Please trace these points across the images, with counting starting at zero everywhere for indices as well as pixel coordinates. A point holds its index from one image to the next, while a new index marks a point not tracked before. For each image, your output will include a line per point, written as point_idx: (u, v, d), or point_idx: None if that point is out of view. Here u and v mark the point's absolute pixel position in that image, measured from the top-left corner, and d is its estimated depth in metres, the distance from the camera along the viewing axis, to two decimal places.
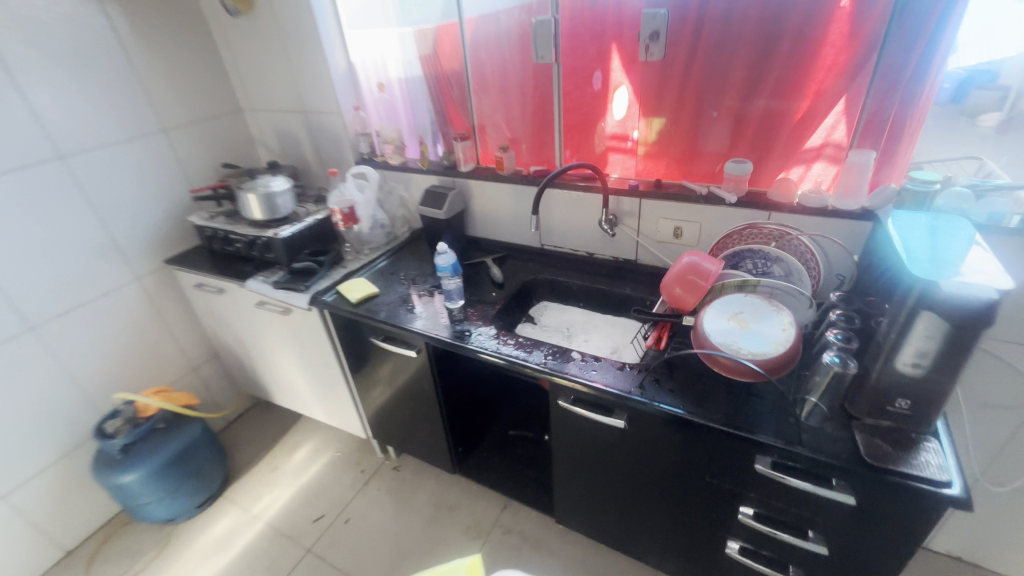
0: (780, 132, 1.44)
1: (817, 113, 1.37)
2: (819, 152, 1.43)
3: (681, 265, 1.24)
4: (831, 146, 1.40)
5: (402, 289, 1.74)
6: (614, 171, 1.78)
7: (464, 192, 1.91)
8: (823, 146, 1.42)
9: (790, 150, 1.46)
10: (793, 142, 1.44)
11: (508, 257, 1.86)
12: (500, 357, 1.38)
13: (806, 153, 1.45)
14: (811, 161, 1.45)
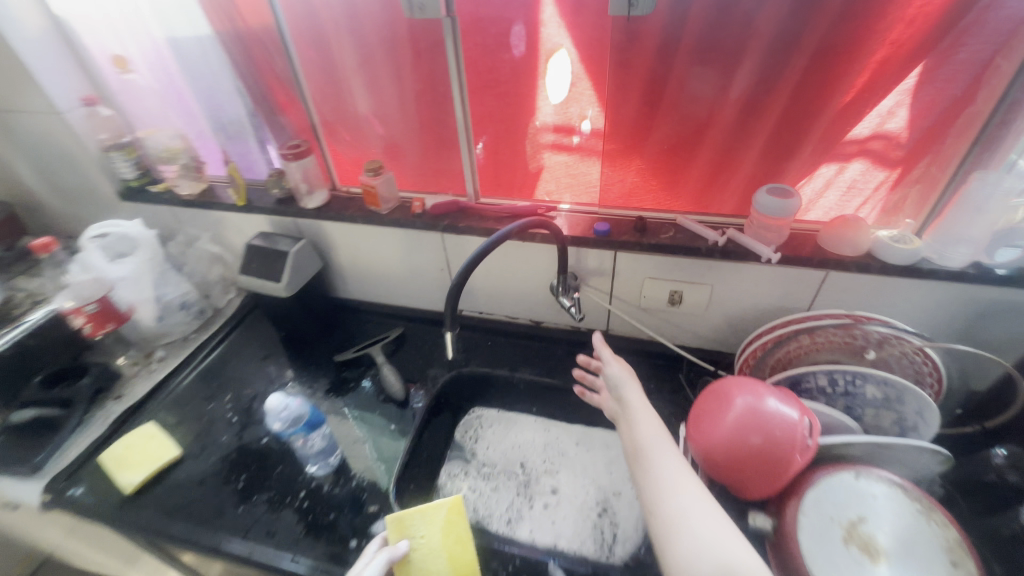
0: (809, 125, 0.85)
1: (870, 94, 0.79)
2: (861, 150, 0.85)
3: (733, 404, 0.71)
4: (881, 142, 0.83)
5: (233, 442, 1.00)
6: (545, 190, 1.10)
7: (320, 238, 1.15)
8: (869, 142, 0.84)
9: (818, 151, 0.87)
10: (825, 140, 0.86)
11: (408, 339, 1.19)
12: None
13: (840, 151, 0.87)
14: (846, 159, 0.87)
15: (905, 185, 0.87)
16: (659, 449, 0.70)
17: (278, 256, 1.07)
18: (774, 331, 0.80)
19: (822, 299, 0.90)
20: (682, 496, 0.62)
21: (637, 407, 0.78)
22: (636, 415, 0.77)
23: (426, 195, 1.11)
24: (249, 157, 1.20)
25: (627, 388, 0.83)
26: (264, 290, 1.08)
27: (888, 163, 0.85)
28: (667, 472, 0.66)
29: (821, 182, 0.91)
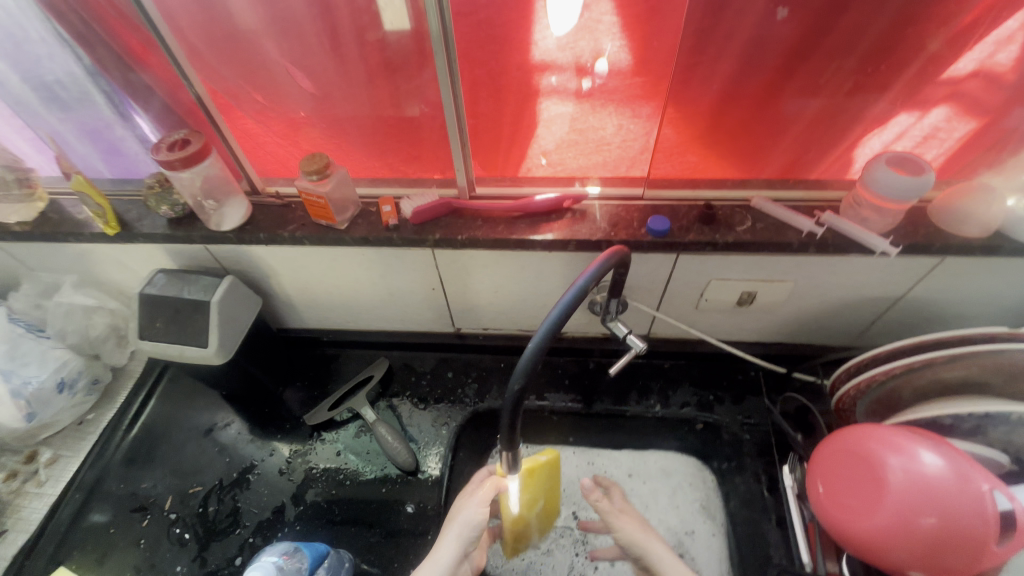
0: (906, 61, 0.59)
1: (1001, 10, 0.55)
2: (952, 94, 0.62)
3: (886, 472, 0.55)
4: (982, 82, 0.61)
5: (193, 573, 0.73)
6: (538, 150, 0.74)
7: (246, 266, 0.81)
8: (966, 82, 0.61)
9: (901, 97, 0.63)
10: (915, 79, 0.61)
11: (395, 377, 0.93)
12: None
13: (923, 97, 0.63)
14: (928, 106, 0.64)
15: (988, 137, 0.66)
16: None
17: (196, 309, 0.73)
18: (897, 365, 0.67)
19: (923, 285, 0.73)
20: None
21: (642, 538, 0.68)
22: (654, 557, 0.65)
23: (394, 189, 0.78)
24: (114, 142, 0.78)
25: (622, 516, 0.70)
26: (186, 359, 0.75)
27: (979, 110, 0.64)
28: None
29: (891, 133, 0.67)
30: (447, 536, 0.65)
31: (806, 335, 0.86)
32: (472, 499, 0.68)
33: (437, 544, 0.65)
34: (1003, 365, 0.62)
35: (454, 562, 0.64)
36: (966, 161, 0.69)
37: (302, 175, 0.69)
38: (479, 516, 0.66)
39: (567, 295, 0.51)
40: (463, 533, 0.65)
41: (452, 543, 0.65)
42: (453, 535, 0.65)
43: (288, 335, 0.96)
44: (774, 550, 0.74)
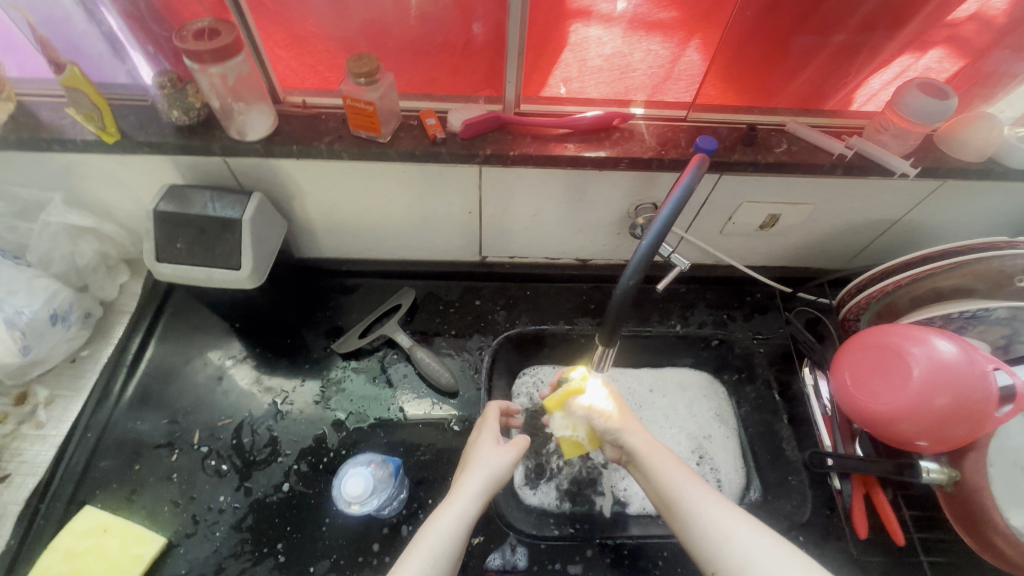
0: (920, 3, 0.65)
1: None
2: (948, 36, 0.69)
3: (910, 361, 0.64)
4: (975, 25, 0.67)
5: (238, 502, 0.71)
6: (560, 78, 0.74)
7: (269, 185, 0.75)
8: (963, 25, 0.67)
9: (913, 36, 0.69)
10: (926, 21, 0.67)
11: (421, 307, 0.92)
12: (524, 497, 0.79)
13: (925, 40, 0.69)
14: (927, 47, 0.70)
15: (973, 75, 0.74)
16: (690, 495, 0.56)
17: (225, 228, 0.67)
18: (904, 275, 0.76)
19: (920, 209, 0.82)
20: (746, 540, 0.51)
21: (647, 443, 0.64)
22: (651, 458, 0.62)
23: (433, 104, 0.74)
24: (75, 38, 0.66)
25: (632, 426, 0.66)
26: (216, 284, 0.70)
27: (967, 52, 0.71)
28: (723, 524, 0.53)
29: (891, 73, 0.74)
30: (469, 473, 0.61)
31: (809, 260, 0.94)
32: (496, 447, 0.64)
33: (460, 482, 0.60)
34: (993, 269, 0.71)
35: (478, 504, 0.58)
36: (963, 94, 0.76)
37: (348, 76, 0.63)
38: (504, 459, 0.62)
39: (666, 207, 0.51)
40: (488, 480, 0.60)
41: (472, 490, 0.59)
42: (477, 480, 0.60)
43: (302, 264, 0.91)
44: (787, 444, 0.81)
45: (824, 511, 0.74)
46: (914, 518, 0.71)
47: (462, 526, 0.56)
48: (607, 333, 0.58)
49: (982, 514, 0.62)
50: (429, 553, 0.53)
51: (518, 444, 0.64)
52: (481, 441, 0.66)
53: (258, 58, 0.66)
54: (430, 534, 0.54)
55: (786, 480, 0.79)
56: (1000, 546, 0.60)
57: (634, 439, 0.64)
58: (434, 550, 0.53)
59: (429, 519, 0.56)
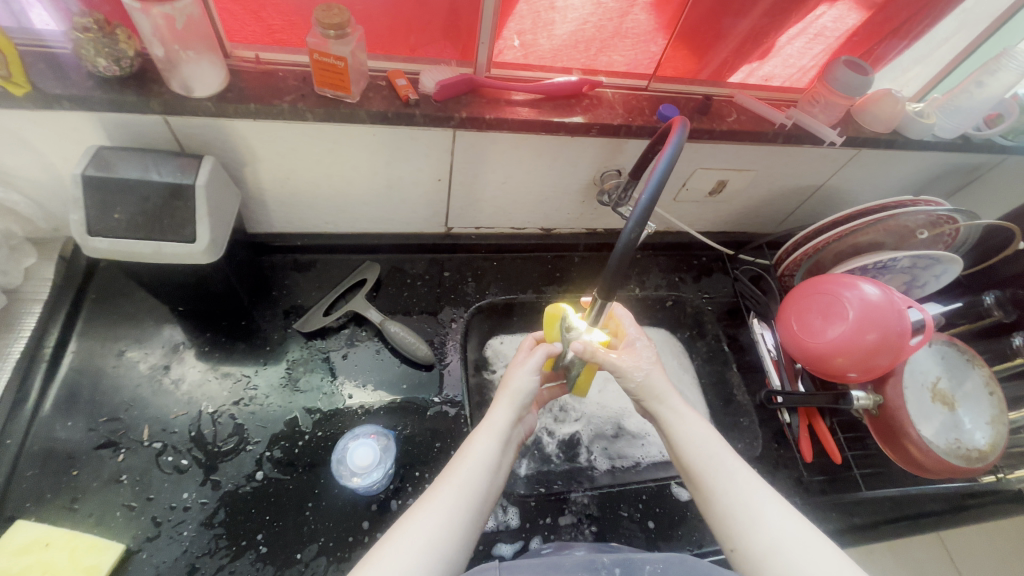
0: None
1: None
2: None
3: (846, 303, 0.74)
4: None
5: (205, 497, 0.65)
6: (514, 30, 0.72)
7: (218, 149, 0.68)
8: None
9: (833, 13, 0.76)
10: None
11: (387, 281, 0.89)
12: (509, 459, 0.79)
13: None
14: None
15: (880, 40, 0.82)
16: (721, 467, 0.57)
17: (174, 195, 0.60)
18: (833, 233, 0.85)
19: (838, 175, 0.94)
20: (775, 526, 0.52)
21: (674, 394, 0.63)
22: (672, 418, 0.62)
23: (398, 64, 0.71)
24: None
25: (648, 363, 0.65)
26: (165, 259, 0.62)
27: (868, 6, 0.76)
28: (754, 506, 0.53)
29: (806, 26, 0.78)
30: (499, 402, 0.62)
31: (747, 224, 1.04)
32: (523, 369, 0.64)
33: (490, 411, 0.61)
34: (901, 225, 0.83)
35: (509, 425, 0.60)
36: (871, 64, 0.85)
37: (315, 28, 0.59)
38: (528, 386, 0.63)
39: (656, 170, 0.53)
40: (513, 398, 0.62)
41: (505, 411, 0.61)
42: (507, 403, 0.61)
43: (253, 241, 0.83)
44: (738, 390, 0.89)
45: (773, 445, 0.84)
46: (846, 439, 0.82)
47: (495, 450, 0.57)
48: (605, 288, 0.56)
49: (901, 428, 0.73)
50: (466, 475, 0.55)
51: (543, 356, 0.65)
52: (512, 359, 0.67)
53: (204, 3, 0.60)
54: (467, 457, 0.56)
55: (738, 420, 0.88)
56: (914, 454, 0.71)
57: (654, 388, 0.63)
58: (469, 475, 0.55)
59: (466, 445, 0.57)
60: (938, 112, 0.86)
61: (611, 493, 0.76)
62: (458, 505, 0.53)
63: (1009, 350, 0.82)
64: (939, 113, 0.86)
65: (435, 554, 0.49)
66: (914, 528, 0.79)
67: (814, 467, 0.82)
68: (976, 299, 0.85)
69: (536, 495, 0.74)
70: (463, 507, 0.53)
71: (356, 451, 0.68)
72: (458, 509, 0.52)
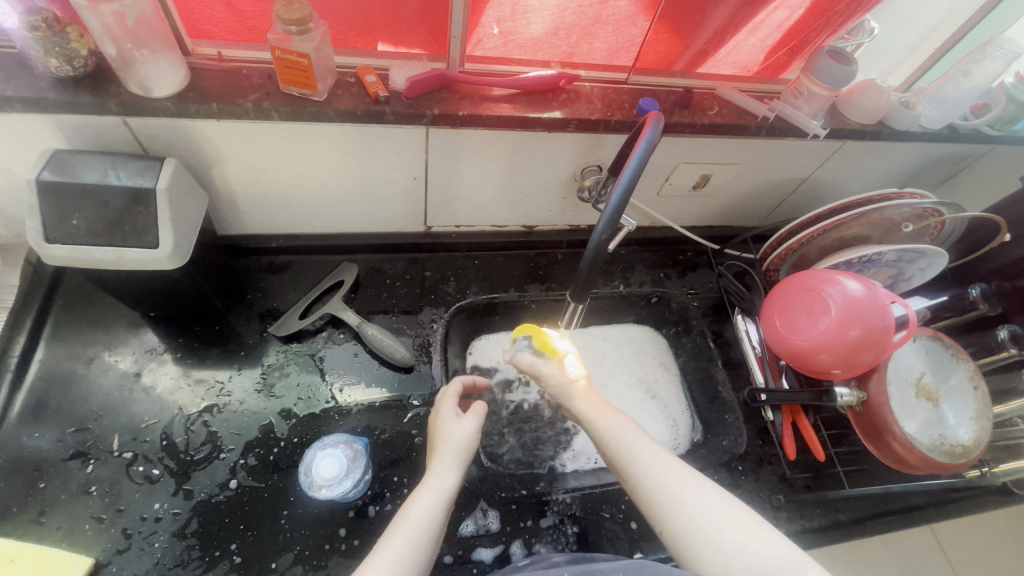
0: None
1: None
2: None
3: (828, 299, 0.73)
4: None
5: (177, 507, 0.63)
6: (493, 18, 0.70)
7: (183, 150, 0.66)
8: None
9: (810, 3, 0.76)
10: None
11: (365, 282, 0.87)
12: (492, 462, 0.78)
13: None
14: None
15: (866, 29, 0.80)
16: (640, 454, 0.58)
17: (135, 199, 0.58)
18: (818, 227, 0.83)
19: (824, 168, 0.93)
20: (693, 501, 0.53)
21: (594, 398, 0.65)
22: (601, 419, 0.63)
23: (370, 59, 0.69)
24: None
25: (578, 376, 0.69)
26: (128, 266, 0.60)
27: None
28: (672, 484, 0.55)
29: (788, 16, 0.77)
30: (438, 458, 0.58)
31: (732, 218, 1.02)
32: (459, 424, 0.62)
33: (428, 470, 0.57)
34: (886, 218, 0.81)
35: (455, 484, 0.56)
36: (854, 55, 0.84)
37: (277, 23, 0.57)
38: (467, 435, 0.61)
39: (629, 165, 0.51)
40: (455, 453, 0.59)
41: (447, 469, 0.57)
42: (446, 461, 0.58)
43: (225, 243, 0.81)
44: (722, 387, 0.88)
45: (757, 442, 0.83)
46: (831, 436, 0.82)
47: (442, 509, 0.54)
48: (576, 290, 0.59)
49: (884, 425, 0.72)
50: (409, 535, 0.50)
51: (477, 410, 0.64)
52: (440, 415, 0.64)
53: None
54: (411, 510, 0.53)
55: (723, 418, 0.87)
56: (897, 451, 0.71)
57: (586, 407, 0.64)
58: (413, 533, 0.50)
59: (408, 501, 0.54)
60: (925, 102, 0.84)
61: (593, 494, 0.75)
62: (400, 568, 0.48)
63: (994, 344, 0.81)
64: (925, 103, 0.85)
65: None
66: (898, 525, 0.79)
67: (798, 464, 0.81)
68: (962, 293, 0.85)
69: (517, 498, 0.73)
70: (408, 569, 0.48)
71: (326, 454, 0.67)
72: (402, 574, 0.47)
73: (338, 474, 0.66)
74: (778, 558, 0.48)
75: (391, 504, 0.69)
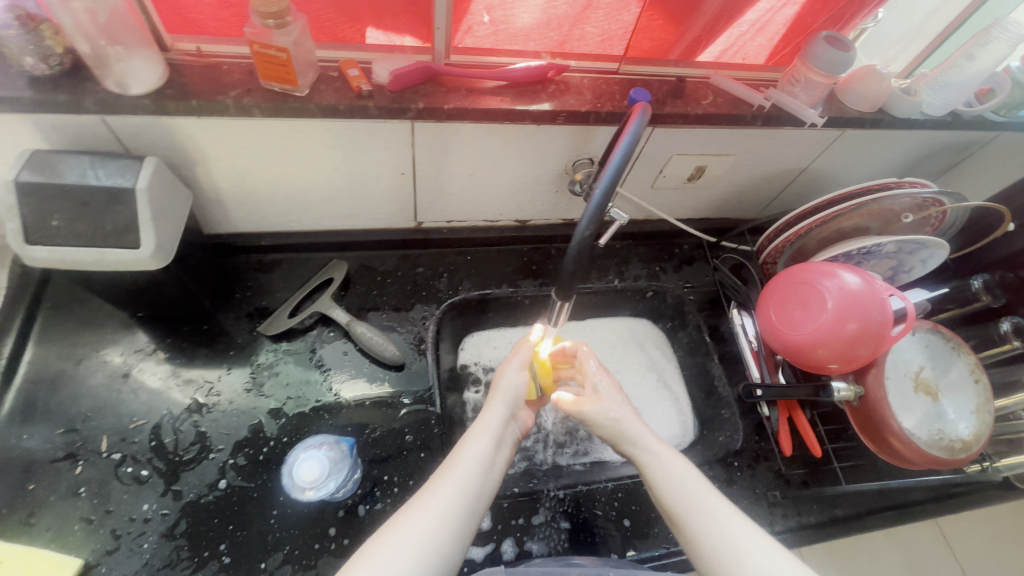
0: None
1: None
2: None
3: (824, 293, 0.71)
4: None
5: (166, 508, 0.63)
6: (483, 6, 0.68)
7: (164, 148, 0.65)
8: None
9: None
10: None
11: (355, 279, 0.86)
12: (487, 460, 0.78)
13: None
14: None
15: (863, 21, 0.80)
16: (702, 509, 0.57)
17: (114, 200, 0.57)
18: (815, 219, 0.81)
19: (823, 158, 0.90)
20: (758, 563, 0.52)
21: (652, 437, 0.64)
22: (656, 461, 0.62)
23: (353, 53, 0.67)
24: None
25: (621, 409, 0.67)
26: (110, 267, 0.59)
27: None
28: (733, 548, 0.53)
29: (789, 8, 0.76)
30: (494, 404, 0.67)
31: (728, 210, 1.01)
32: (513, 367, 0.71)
33: (484, 410, 0.66)
34: (885, 209, 0.79)
35: (502, 422, 0.65)
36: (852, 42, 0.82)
37: (253, 17, 0.56)
38: (520, 383, 0.70)
39: (612, 159, 0.49)
40: (507, 400, 0.67)
41: (499, 408, 0.66)
42: (500, 401, 0.67)
43: (213, 241, 0.81)
44: (718, 381, 0.87)
45: (754, 438, 0.82)
46: (828, 431, 0.81)
47: (491, 446, 0.62)
48: (563, 287, 0.56)
49: (882, 420, 0.70)
50: (456, 490, 0.56)
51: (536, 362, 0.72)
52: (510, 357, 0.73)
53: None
54: (462, 457, 0.60)
55: (720, 413, 0.86)
56: (895, 446, 0.69)
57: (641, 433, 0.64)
58: (465, 468, 0.58)
59: (463, 440, 0.62)
60: (926, 89, 0.82)
61: (587, 492, 0.74)
62: (452, 504, 0.55)
63: (997, 335, 0.80)
64: (927, 89, 0.82)
65: (435, 541, 0.52)
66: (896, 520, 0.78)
67: (795, 459, 0.80)
68: (964, 284, 0.83)
69: (511, 497, 0.72)
70: (461, 503, 0.55)
71: (308, 457, 0.66)
72: (453, 503, 0.55)
73: (320, 476, 0.65)
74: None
75: (382, 504, 0.68)
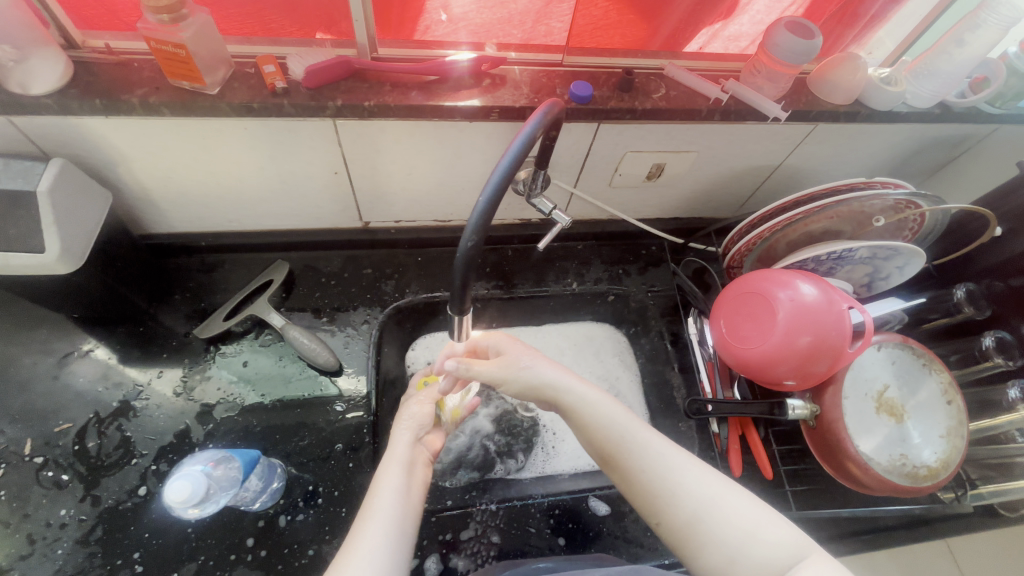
0: None
1: None
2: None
3: (777, 304, 0.66)
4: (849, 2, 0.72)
5: (84, 513, 0.63)
6: (438, 3, 0.66)
7: (81, 149, 0.63)
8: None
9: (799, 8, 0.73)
10: None
11: (299, 281, 0.84)
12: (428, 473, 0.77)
13: None
14: None
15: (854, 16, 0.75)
16: (637, 444, 0.53)
17: (15, 202, 0.56)
18: (780, 220, 0.74)
19: (796, 154, 0.84)
20: (694, 490, 0.50)
21: (572, 377, 0.58)
22: (576, 407, 0.56)
23: (276, 49, 0.65)
24: None
25: (530, 358, 0.61)
26: (18, 271, 0.58)
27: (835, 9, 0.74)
28: (669, 472, 0.51)
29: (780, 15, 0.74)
30: (398, 431, 0.63)
31: (698, 210, 0.95)
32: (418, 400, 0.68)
33: (389, 443, 0.62)
34: (856, 211, 0.73)
35: (410, 446, 0.61)
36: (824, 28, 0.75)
37: (147, 13, 0.54)
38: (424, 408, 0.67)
39: (510, 149, 0.46)
40: (414, 430, 0.64)
41: (404, 436, 0.62)
42: (405, 431, 0.63)
43: (152, 241, 0.80)
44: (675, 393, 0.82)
45: (708, 454, 0.77)
46: (786, 451, 0.75)
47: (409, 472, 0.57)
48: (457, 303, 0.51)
49: (838, 442, 0.65)
50: (380, 523, 0.51)
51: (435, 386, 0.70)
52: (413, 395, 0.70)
53: None
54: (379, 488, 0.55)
55: (675, 426, 0.81)
56: (850, 471, 0.64)
57: (561, 384, 0.58)
58: (382, 494, 0.54)
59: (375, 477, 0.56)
60: (910, 77, 0.75)
61: (522, 508, 0.71)
62: (381, 535, 0.50)
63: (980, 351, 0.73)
64: (911, 77, 0.75)
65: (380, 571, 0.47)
66: (858, 549, 0.72)
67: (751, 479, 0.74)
68: (946, 293, 0.77)
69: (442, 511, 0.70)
70: (392, 534, 0.50)
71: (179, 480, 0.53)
72: (384, 533, 0.50)
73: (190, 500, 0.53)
74: (782, 545, 0.46)
75: (303, 515, 0.67)
